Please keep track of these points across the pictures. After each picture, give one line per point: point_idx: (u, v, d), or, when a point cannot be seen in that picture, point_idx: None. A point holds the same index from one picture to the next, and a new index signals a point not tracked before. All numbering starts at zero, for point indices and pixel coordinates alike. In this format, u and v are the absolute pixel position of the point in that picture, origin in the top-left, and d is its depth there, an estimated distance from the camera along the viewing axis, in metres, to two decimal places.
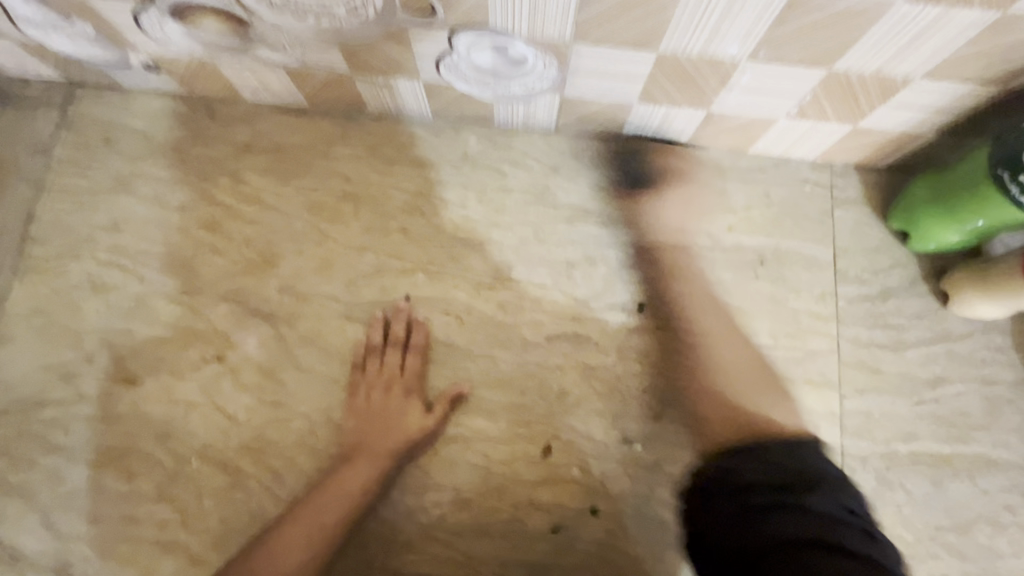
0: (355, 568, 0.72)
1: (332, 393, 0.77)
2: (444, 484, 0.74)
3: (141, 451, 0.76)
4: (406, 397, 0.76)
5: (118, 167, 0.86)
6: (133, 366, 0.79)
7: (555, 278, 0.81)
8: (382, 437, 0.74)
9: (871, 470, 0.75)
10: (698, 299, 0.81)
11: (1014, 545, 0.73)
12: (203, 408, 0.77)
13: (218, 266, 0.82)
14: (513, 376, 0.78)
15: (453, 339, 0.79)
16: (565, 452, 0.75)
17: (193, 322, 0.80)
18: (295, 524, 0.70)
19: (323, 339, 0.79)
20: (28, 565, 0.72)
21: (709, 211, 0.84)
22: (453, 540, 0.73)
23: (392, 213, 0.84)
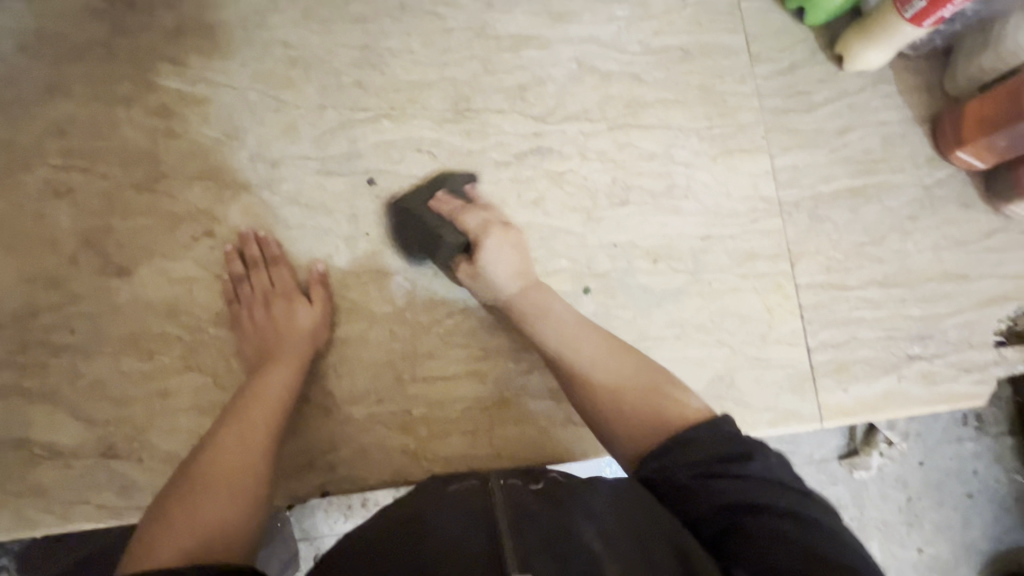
0: (387, 383, 0.79)
1: (328, 241, 0.82)
2: (451, 297, 0.82)
3: (154, 332, 0.78)
4: (289, 300, 0.78)
5: (43, 71, 0.82)
6: (122, 257, 0.79)
7: (510, 103, 0.87)
8: (293, 335, 0.76)
9: (803, 211, 0.89)
10: (639, 99, 0.89)
11: (917, 244, 0.90)
12: (205, 281, 0.79)
13: (182, 150, 0.82)
14: (491, 194, 0.85)
15: (430, 172, 0.85)
16: (551, 248, 0.84)
17: (172, 206, 0.81)
18: (250, 409, 0.71)
19: (307, 197, 0.83)
20: (71, 456, 0.75)
21: (634, 20, 0.91)
22: (470, 340, 0.81)
23: (343, 69, 0.86)
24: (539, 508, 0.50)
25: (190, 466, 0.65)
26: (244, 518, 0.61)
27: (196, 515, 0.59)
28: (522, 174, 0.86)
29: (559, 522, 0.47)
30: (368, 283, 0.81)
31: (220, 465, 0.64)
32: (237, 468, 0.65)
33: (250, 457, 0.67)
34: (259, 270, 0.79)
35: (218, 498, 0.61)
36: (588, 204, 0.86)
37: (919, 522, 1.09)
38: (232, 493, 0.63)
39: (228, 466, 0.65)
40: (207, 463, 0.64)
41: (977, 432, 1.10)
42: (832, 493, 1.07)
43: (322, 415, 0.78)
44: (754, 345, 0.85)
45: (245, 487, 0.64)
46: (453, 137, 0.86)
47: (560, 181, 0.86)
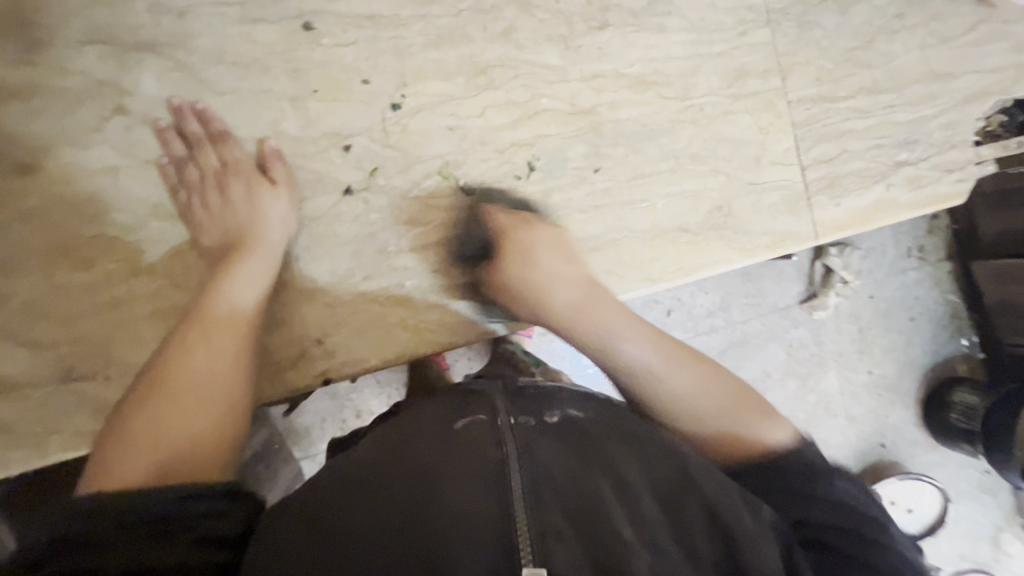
0: (371, 258, 0.72)
1: (270, 104, 0.69)
2: (426, 156, 0.73)
3: (84, 236, 0.66)
4: (245, 182, 0.67)
5: None
6: (17, 151, 0.65)
7: None
8: (254, 221, 0.66)
9: (792, 18, 0.82)
10: None
11: (905, 44, 0.86)
12: (131, 169, 0.67)
13: (54, 5, 0.65)
14: (452, 30, 0.73)
15: (377, 9, 0.71)
16: (529, 88, 0.75)
17: (63, 81, 0.65)
18: (215, 309, 0.62)
19: (233, 53, 0.68)
20: (25, 386, 0.65)
21: None
22: (455, 202, 0.74)
23: None
24: (556, 452, 0.46)
25: (149, 374, 0.58)
26: (220, 423, 0.56)
27: (162, 433, 0.52)
28: (484, 2, 0.74)
29: (577, 478, 0.44)
30: (329, 150, 0.71)
31: (179, 375, 0.57)
32: (205, 378, 0.58)
33: (217, 365, 0.59)
34: (204, 148, 0.67)
35: (189, 410, 0.55)
36: (564, 32, 0.76)
37: (869, 351, 1.11)
38: (202, 404, 0.56)
39: (196, 374, 0.57)
40: (170, 370, 0.57)
41: (919, 261, 1.12)
42: (791, 336, 1.09)
43: (308, 302, 0.71)
44: (749, 169, 0.81)
45: (215, 401, 0.57)
46: None
47: (530, 7, 0.75)
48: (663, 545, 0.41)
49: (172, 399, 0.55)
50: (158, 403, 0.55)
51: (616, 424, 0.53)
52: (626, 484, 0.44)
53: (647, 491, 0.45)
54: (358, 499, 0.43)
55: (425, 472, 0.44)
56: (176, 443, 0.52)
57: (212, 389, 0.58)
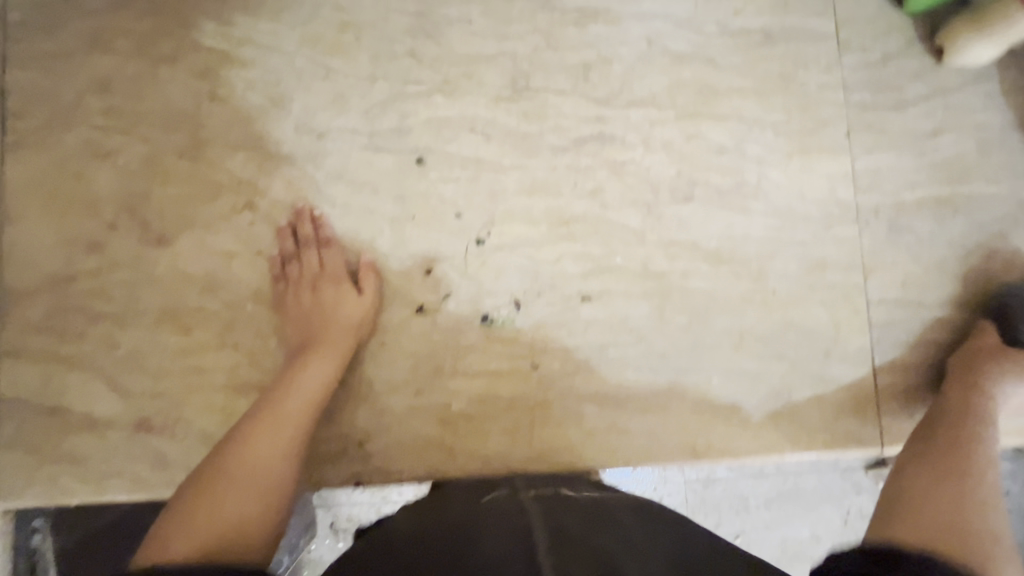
0: (426, 374, 0.76)
1: (372, 221, 0.78)
2: (499, 290, 0.78)
3: (191, 305, 0.75)
4: (336, 286, 0.75)
5: (86, 24, 0.79)
6: (161, 225, 0.76)
7: (573, 83, 0.81)
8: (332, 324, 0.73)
9: (883, 219, 0.82)
10: (713, 85, 0.82)
11: (1006, 263, 0.82)
12: (244, 256, 0.76)
13: (223, 115, 0.78)
14: (547, 181, 0.79)
15: (483, 154, 0.79)
16: (605, 244, 0.79)
17: (213, 175, 0.77)
18: (286, 401, 0.68)
19: (352, 173, 0.78)
20: (107, 426, 0.74)
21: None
22: (515, 337, 0.77)
23: (395, 36, 0.81)
24: (579, 522, 0.49)
25: (218, 454, 0.63)
26: (264, 517, 0.60)
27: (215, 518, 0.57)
28: (580, 161, 0.80)
29: (597, 538, 0.46)
30: (412, 269, 0.77)
31: (241, 462, 0.62)
32: (258, 467, 0.62)
33: (274, 457, 0.64)
34: (311, 249, 0.76)
35: (240, 498, 0.59)
36: (649, 199, 0.80)
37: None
38: (253, 494, 0.60)
39: (255, 464, 0.62)
40: (232, 455, 0.63)
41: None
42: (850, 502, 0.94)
43: (360, 403, 0.75)
44: (816, 360, 0.79)
45: (263, 488, 0.61)
46: (509, 116, 0.80)
47: (622, 172, 0.80)
48: None
49: (230, 483, 0.60)
50: (218, 486, 0.60)
51: (645, 521, 0.53)
52: (643, 552, 0.46)
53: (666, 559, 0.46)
54: (397, 549, 0.48)
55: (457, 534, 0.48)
56: (223, 530, 0.56)
57: (266, 479, 0.62)
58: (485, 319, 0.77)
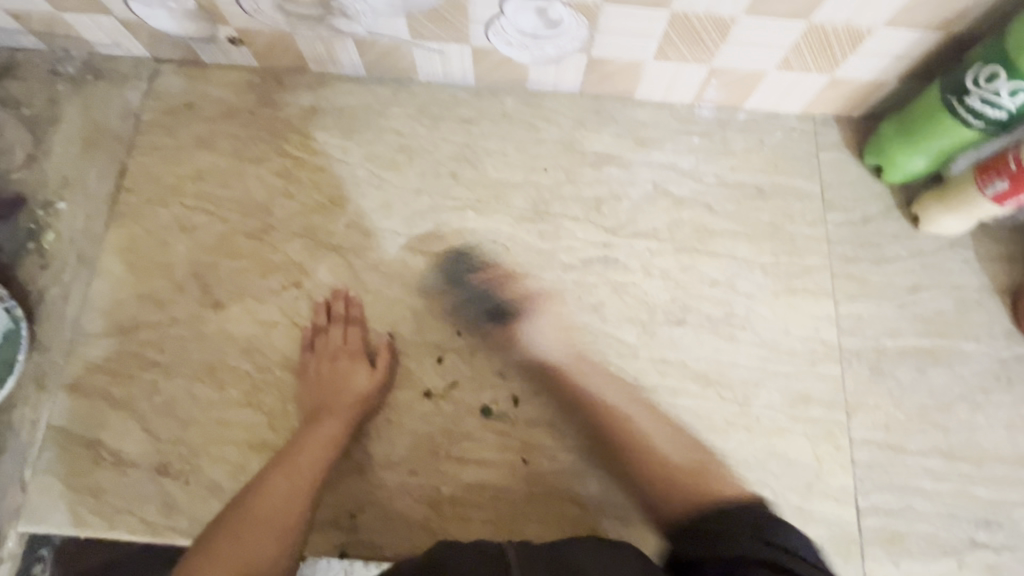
0: (422, 454, 0.82)
1: (397, 309, 0.89)
2: (500, 385, 0.85)
3: (228, 364, 0.85)
4: (353, 360, 0.84)
5: (199, 126, 0.98)
6: (220, 292, 0.89)
7: (586, 212, 0.94)
8: (343, 395, 0.81)
9: (865, 362, 0.88)
10: (709, 226, 0.94)
11: (989, 419, 0.85)
12: (283, 326, 0.87)
13: (290, 207, 0.94)
14: (555, 291, 0.90)
15: (501, 262, 0.91)
16: (600, 354, 0.87)
17: (272, 255, 0.91)
18: (304, 455, 0.78)
19: (386, 267, 0.91)
20: (130, 465, 0.81)
21: (713, 154, 0.98)
22: (510, 430, 0.83)
23: (442, 160, 0.97)
24: None
25: (244, 497, 0.74)
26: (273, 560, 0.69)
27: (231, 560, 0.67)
28: (586, 278, 0.91)
29: None
30: (425, 356, 0.86)
31: (259, 509, 0.72)
32: (273, 516, 0.72)
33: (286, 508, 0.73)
34: (338, 324, 0.87)
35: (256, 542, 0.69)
36: (645, 318, 0.89)
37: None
38: (267, 539, 0.70)
39: (272, 510, 0.72)
40: (253, 505, 0.72)
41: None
42: None
43: (357, 474, 0.81)
44: (797, 492, 0.82)
45: (277, 534, 0.71)
46: (528, 234, 0.93)
47: (623, 291, 0.90)
48: None
49: (250, 529, 0.70)
50: (239, 529, 0.70)
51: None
52: None
53: None
54: None
55: None
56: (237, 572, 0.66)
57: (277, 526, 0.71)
58: (484, 409, 0.84)
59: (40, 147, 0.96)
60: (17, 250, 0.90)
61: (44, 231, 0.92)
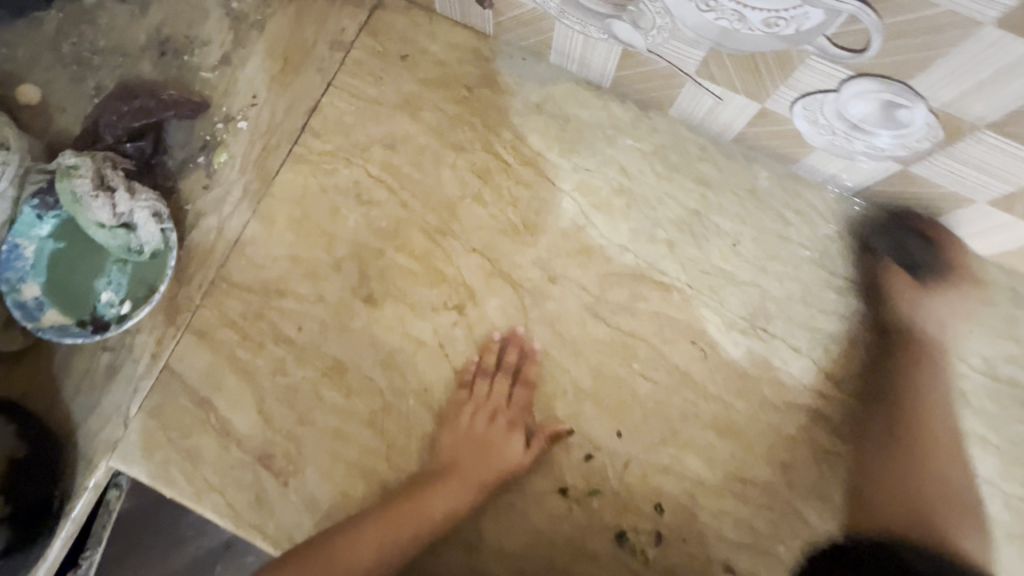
0: (536, 560, 0.71)
1: (559, 380, 0.76)
2: (646, 512, 0.72)
3: (362, 370, 0.76)
4: (509, 430, 0.73)
5: (408, 85, 0.84)
6: (376, 286, 0.78)
7: (812, 346, 0.77)
8: (483, 465, 0.72)
9: None
10: (954, 420, 0.75)
11: None
12: (431, 351, 0.76)
13: (478, 215, 0.80)
14: (745, 427, 0.74)
15: (692, 369, 0.76)
16: (776, 525, 0.72)
17: (443, 265, 0.79)
18: (407, 516, 0.69)
19: (562, 326, 0.77)
20: (235, 441, 0.74)
21: (992, 332, 0.77)
22: (640, 568, 0.71)
23: (663, 221, 0.81)
24: None
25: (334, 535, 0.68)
26: None
27: None
28: (785, 427, 0.75)
29: None
30: (574, 447, 0.74)
31: (336, 561, 0.66)
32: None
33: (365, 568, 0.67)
34: (506, 378, 0.75)
35: None
36: (840, 502, 0.73)
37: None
38: None
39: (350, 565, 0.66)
40: (337, 550, 0.67)
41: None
42: None
43: (461, 549, 0.72)
44: None
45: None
46: (734, 348, 0.77)
47: (824, 460, 0.74)
48: None
49: None
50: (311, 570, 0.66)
51: None
52: None
53: None
54: None
55: None
56: None
57: None
58: (619, 535, 0.71)
59: (237, 50, 0.85)
60: (187, 161, 0.82)
61: (218, 148, 0.82)
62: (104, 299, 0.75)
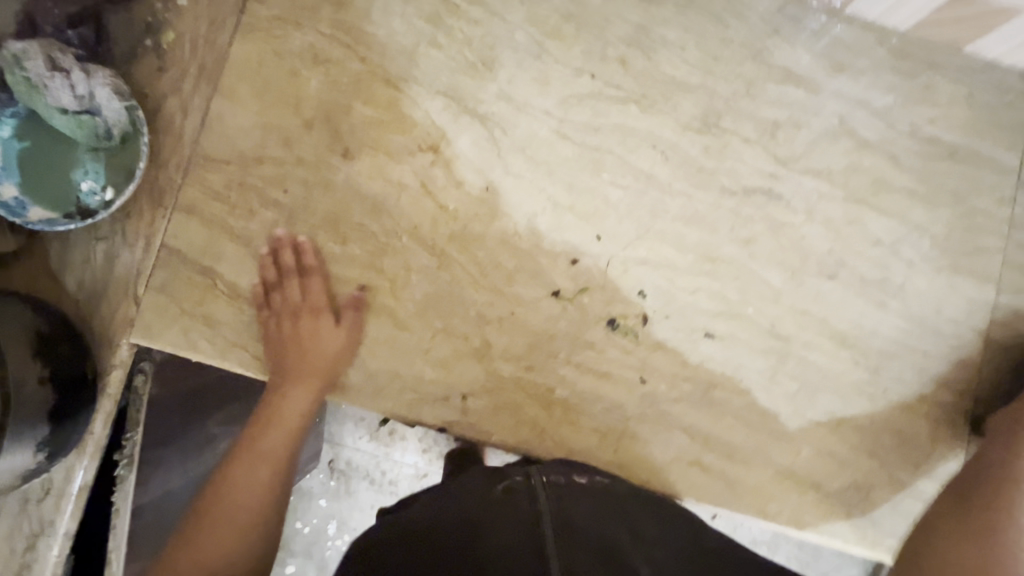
0: (540, 354, 0.79)
1: (538, 199, 0.82)
2: (631, 300, 0.81)
3: (353, 219, 0.80)
4: (314, 316, 0.77)
5: None
6: (351, 140, 0.81)
7: (760, 135, 0.84)
8: (300, 361, 0.76)
9: (1010, 359, 0.83)
10: (887, 180, 0.85)
11: None
12: (415, 192, 0.81)
13: (436, 59, 0.83)
14: (708, 214, 0.83)
15: (656, 172, 0.83)
16: (743, 292, 0.82)
17: (411, 112, 0.82)
18: (261, 440, 0.74)
19: (532, 150, 0.82)
20: (246, 302, 0.78)
21: (914, 99, 0.86)
22: (634, 348, 0.80)
23: (612, 40, 0.84)
24: (615, 530, 0.58)
25: (217, 479, 0.73)
26: (241, 544, 0.70)
27: (203, 547, 0.68)
28: (743, 209, 0.83)
29: (607, 528, 0.58)
30: (560, 255, 0.81)
31: (213, 509, 0.71)
32: (231, 508, 0.71)
33: (243, 497, 0.72)
34: (314, 275, 0.78)
35: (222, 535, 0.69)
36: (796, 264, 0.83)
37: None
38: (229, 533, 0.70)
39: (227, 506, 0.71)
40: (222, 478, 0.73)
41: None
42: None
43: (473, 359, 0.79)
44: (904, 468, 0.81)
45: (257, 514, 0.72)
46: (691, 147, 0.84)
47: (779, 231, 0.83)
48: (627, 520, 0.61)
49: (209, 520, 0.70)
50: (204, 508, 0.71)
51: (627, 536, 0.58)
52: (631, 532, 0.59)
53: (612, 522, 0.59)
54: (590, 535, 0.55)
55: (605, 542, 0.55)
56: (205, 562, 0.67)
57: (237, 518, 0.71)
58: (610, 323, 0.80)
59: None
60: (134, 45, 0.81)
61: (162, 28, 0.81)
62: (84, 188, 0.76)
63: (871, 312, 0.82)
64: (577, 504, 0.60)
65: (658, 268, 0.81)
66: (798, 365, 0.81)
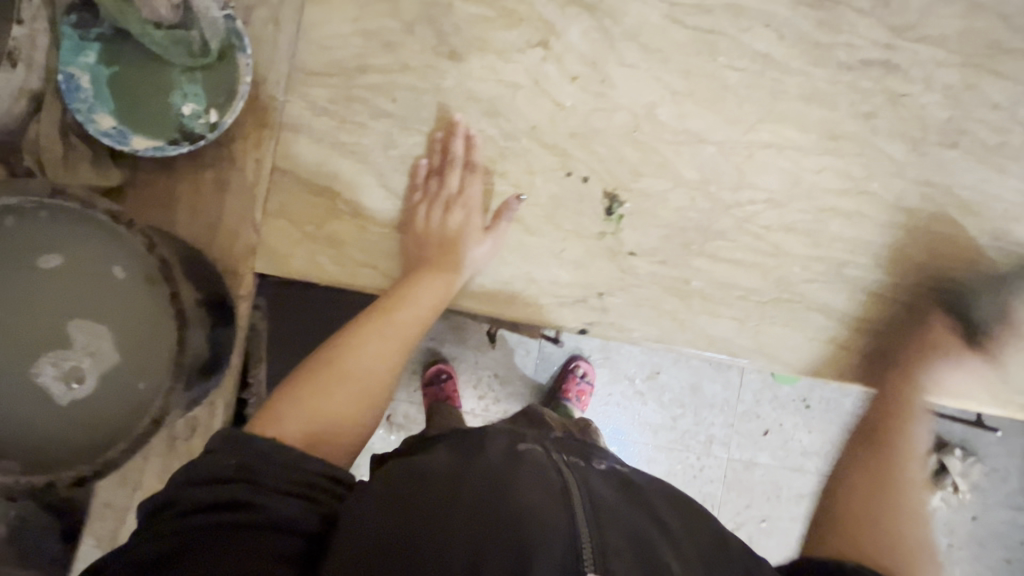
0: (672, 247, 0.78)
1: (654, 88, 0.79)
2: (758, 185, 0.79)
3: (470, 124, 0.77)
4: (467, 215, 0.75)
5: None
6: (457, 40, 0.77)
7: (874, 4, 0.81)
8: (440, 256, 0.73)
9: None
10: (1001, 43, 0.83)
11: None
12: (530, 90, 0.77)
13: None
14: (829, 91, 0.81)
15: (773, 52, 0.80)
16: (866, 168, 0.81)
17: (516, 5, 0.77)
18: (395, 312, 0.68)
19: (645, 38, 0.79)
20: (368, 219, 0.76)
21: None
22: (764, 233, 0.79)
23: None
24: (638, 520, 0.47)
25: (337, 341, 0.65)
26: (355, 418, 0.59)
27: (324, 401, 0.58)
28: (862, 83, 0.81)
29: (628, 516, 0.47)
30: (683, 145, 0.79)
31: (338, 363, 0.62)
32: (359, 378, 0.62)
33: (371, 365, 0.63)
34: (468, 170, 0.76)
35: (341, 393, 0.60)
36: (917, 135, 0.81)
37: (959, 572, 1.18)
38: (351, 392, 0.60)
39: (360, 366, 0.62)
40: (343, 344, 0.64)
41: None
42: None
43: (605, 258, 0.78)
44: None
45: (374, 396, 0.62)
46: (806, 22, 0.81)
47: (899, 103, 0.81)
48: (673, 517, 0.50)
49: (330, 379, 0.60)
50: (327, 369, 0.61)
51: (673, 535, 0.47)
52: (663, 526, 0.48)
53: (639, 511, 0.48)
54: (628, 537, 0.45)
55: (641, 538, 0.45)
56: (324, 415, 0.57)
57: (353, 386, 0.61)
58: (736, 210, 0.79)
59: None
60: None
61: None
62: (187, 112, 0.71)
63: (991, 179, 0.82)
64: (602, 484, 0.51)
65: (783, 151, 0.80)
66: (925, 238, 0.81)
